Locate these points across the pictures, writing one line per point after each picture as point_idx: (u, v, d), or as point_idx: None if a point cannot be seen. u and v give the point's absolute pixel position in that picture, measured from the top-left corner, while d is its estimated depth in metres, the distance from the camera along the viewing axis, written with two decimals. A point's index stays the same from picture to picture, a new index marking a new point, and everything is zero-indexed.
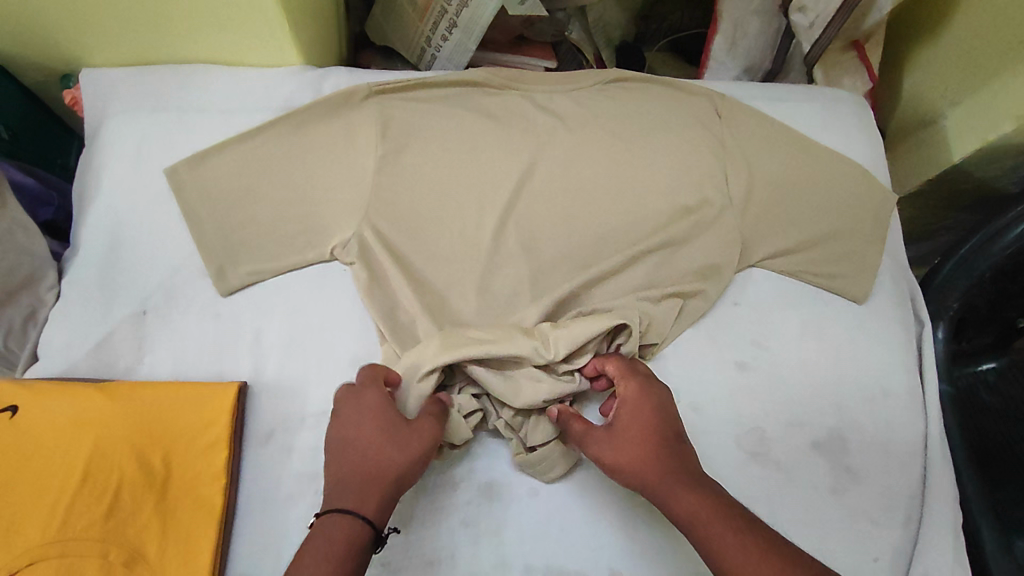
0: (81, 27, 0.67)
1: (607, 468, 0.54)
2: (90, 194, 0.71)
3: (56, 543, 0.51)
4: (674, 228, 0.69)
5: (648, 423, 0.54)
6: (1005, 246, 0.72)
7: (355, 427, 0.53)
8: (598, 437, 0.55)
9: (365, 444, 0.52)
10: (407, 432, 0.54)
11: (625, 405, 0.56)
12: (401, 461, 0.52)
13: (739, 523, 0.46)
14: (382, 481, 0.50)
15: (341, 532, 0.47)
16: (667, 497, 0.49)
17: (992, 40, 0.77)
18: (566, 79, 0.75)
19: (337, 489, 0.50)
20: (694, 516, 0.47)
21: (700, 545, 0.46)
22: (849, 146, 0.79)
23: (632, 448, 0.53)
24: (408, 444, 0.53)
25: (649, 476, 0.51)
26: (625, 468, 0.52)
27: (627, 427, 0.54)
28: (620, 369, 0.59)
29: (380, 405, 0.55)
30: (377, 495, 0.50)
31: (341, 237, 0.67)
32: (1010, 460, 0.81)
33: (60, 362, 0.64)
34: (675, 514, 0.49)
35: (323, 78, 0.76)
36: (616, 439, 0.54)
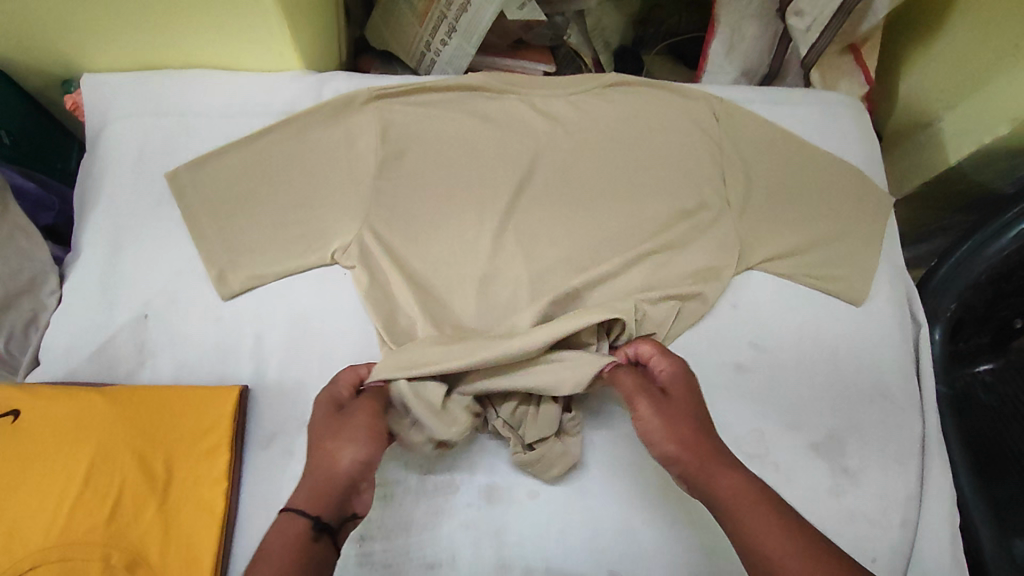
0: (83, 33, 0.68)
1: (651, 432, 0.54)
2: (91, 198, 0.71)
3: (58, 547, 0.51)
4: (673, 230, 0.70)
5: (695, 404, 0.56)
6: (1001, 248, 0.72)
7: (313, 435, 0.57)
8: (652, 401, 0.55)
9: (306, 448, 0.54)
10: (337, 424, 0.54)
11: (674, 382, 0.57)
12: (332, 450, 0.52)
13: (784, 512, 0.48)
14: (314, 475, 0.51)
15: (276, 529, 0.49)
16: (712, 473, 0.51)
17: (987, 44, 0.78)
18: (563, 83, 0.76)
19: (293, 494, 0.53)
20: (743, 497, 0.49)
21: (738, 521, 0.48)
22: (846, 149, 0.79)
23: (683, 421, 0.54)
24: (337, 435, 0.53)
25: (700, 450, 0.52)
26: (673, 437, 0.53)
27: (681, 401, 0.55)
28: (659, 349, 0.61)
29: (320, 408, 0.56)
30: (305, 492, 0.51)
31: (342, 240, 0.67)
32: (1007, 460, 0.82)
33: (61, 366, 0.64)
34: (716, 489, 0.50)
35: (323, 83, 0.76)
36: (669, 409, 0.55)
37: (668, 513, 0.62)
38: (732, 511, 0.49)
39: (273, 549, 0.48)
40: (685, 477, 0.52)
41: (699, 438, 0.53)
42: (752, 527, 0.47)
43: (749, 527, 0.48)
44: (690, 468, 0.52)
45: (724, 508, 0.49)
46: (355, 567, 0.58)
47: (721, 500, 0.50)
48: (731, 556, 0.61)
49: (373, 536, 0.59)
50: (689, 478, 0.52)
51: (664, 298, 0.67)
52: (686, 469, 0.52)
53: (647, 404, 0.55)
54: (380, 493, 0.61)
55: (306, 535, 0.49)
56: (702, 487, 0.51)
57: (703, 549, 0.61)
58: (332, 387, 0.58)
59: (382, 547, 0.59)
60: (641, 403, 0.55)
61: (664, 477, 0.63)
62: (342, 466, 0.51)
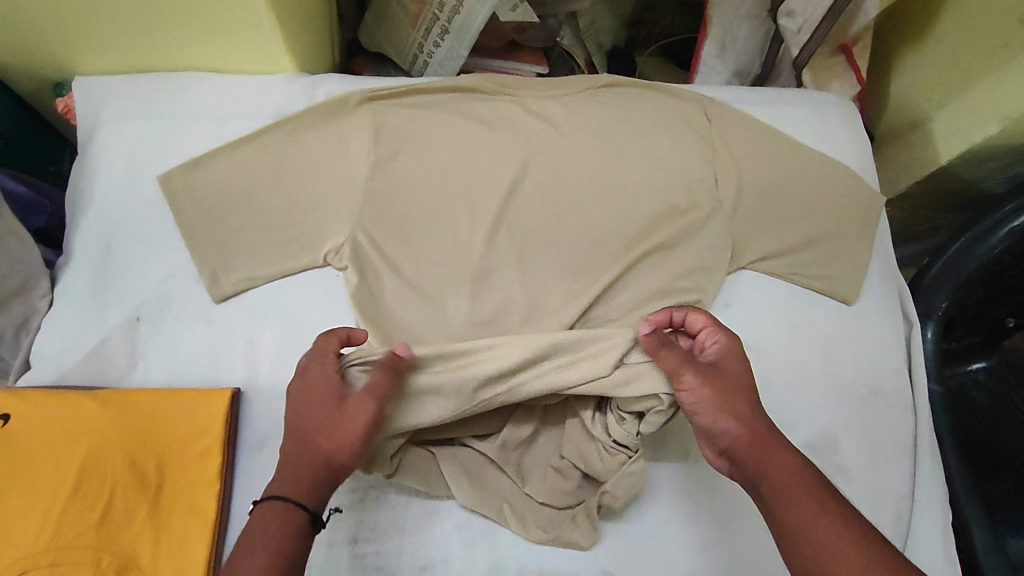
0: (73, 35, 0.67)
1: (707, 401, 0.51)
2: (83, 202, 0.71)
3: (47, 552, 0.51)
4: (665, 230, 0.70)
5: (747, 378, 0.53)
6: (992, 247, 0.73)
7: (296, 412, 0.52)
8: (705, 372, 0.52)
9: (294, 430, 0.51)
10: (335, 413, 0.52)
11: (727, 354, 0.54)
12: (332, 446, 0.50)
13: (837, 501, 0.47)
14: (311, 464, 0.50)
15: (266, 520, 0.47)
16: (763, 449, 0.49)
17: (978, 43, 0.78)
18: (556, 85, 0.76)
19: (276, 476, 0.50)
20: (795, 478, 0.48)
21: (789, 501, 0.47)
22: (839, 149, 0.80)
23: (735, 396, 0.51)
24: (336, 425, 0.51)
25: (751, 426, 0.50)
26: (729, 409, 0.50)
27: (730, 372, 0.53)
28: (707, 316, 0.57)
29: (309, 386, 0.53)
30: (308, 481, 0.49)
31: (334, 243, 0.67)
32: (999, 458, 0.82)
33: (52, 370, 0.64)
34: (767, 467, 0.49)
35: (315, 84, 0.76)
36: (717, 382, 0.52)
37: (662, 513, 0.62)
38: (783, 491, 0.47)
39: (267, 540, 0.46)
40: (730, 450, 0.50)
41: (751, 413, 0.51)
42: (804, 511, 0.46)
43: (802, 511, 0.46)
44: (738, 442, 0.50)
45: (773, 485, 0.48)
46: (347, 569, 0.58)
47: (772, 478, 0.48)
48: (723, 555, 0.61)
49: (367, 538, 0.59)
50: (740, 453, 0.50)
51: (655, 299, 0.68)
52: (736, 443, 0.50)
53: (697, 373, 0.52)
54: (374, 495, 0.61)
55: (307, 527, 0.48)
56: (751, 461, 0.49)
57: (695, 548, 0.61)
58: (319, 364, 0.54)
59: (375, 549, 0.59)
60: (687, 377, 0.52)
61: (658, 479, 0.63)
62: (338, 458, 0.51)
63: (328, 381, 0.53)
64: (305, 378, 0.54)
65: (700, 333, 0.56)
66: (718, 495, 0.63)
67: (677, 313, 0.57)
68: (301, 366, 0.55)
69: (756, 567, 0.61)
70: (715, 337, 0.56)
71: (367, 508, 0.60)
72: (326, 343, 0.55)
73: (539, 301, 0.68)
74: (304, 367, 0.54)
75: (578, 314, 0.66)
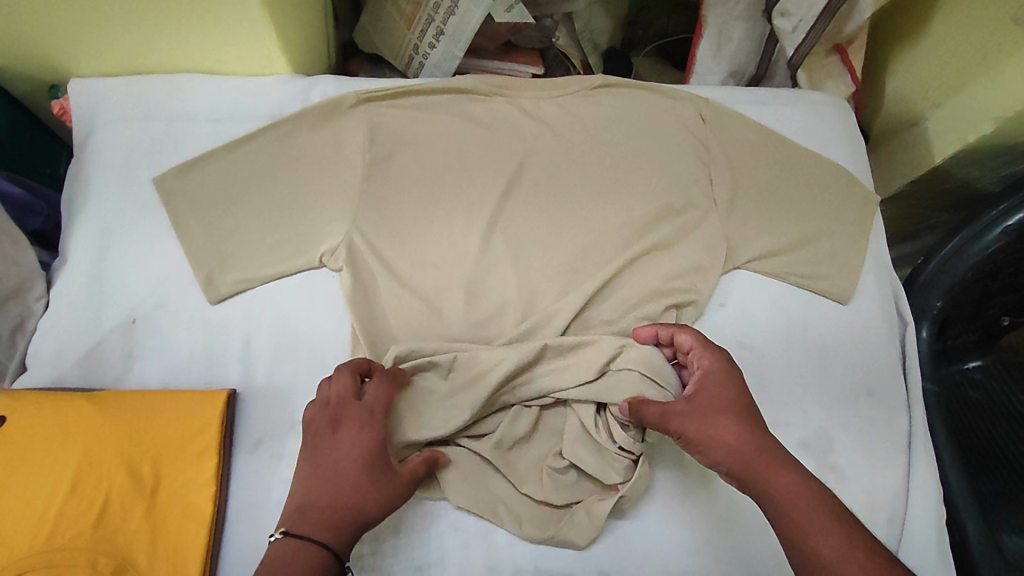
0: (69, 37, 0.68)
1: (698, 443, 0.53)
2: (79, 204, 0.71)
3: (44, 553, 0.51)
4: (660, 230, 0.70)
5: (730, 398, 0.54)
6: (986, 246, 0.73)
7: (348, 463, 0.53)
8: (685, 414, 0.54)
9: (344, 477, 0.52)
10: (387, 475, 0.54)
11: (708, 379, 0.56)
12: (378, 511, 0.52)
13: (841, 516, 0.47)
14: (358, 522, 0.51)
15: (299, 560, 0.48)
16: (760, 469, 0.50)
17: (971, 44, 0.78)
18: (551, 85, 0.76)
19: (313, 518, 0.50)
20: (795, 498, 0.48)
21: (796, 523, 0.47)
22: (833, 148, 0.80)
23: (716, 424, 0.52)
24: (387, 488, 0.53)
25: (739, 447, 0.51)
26: (720, 443, 0.52)
27: (713, 404, 0.54)
28: (696, 336, 0.59)
29: (366, 436, 0.54)
30: (346, 534, 0.50)
31: (330, 244, 0.67)
32: (996, 456, 0.82)
33: (48, 372, 0.64)
34: (765, 487, 0.49)
35: (310, 86, 0.76)
36: (694, 416, 0.54)
37: (658, 512, 0.62)
38: (784, 510, 0.48)
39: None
40: (730, 477, 0.51)
41: (739, 435, 0.52)
42: (805, 526, 0.46)
43: (804, 526, 0.46)
44: (733, 466, 0.51)
45: (776, 508, 0.48)
46: None
47: (772, 498, 0.49)
48: (719, 554, 0.61)
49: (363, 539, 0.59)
50: (742, 486, 0.51)
51: (650, 299, 0.68)
52: (732, 468, 0.51)
53: (675, 413, 0.54)
54: None
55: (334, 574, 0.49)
56: (750, 481, 0.50)
57: (691, 548, 0.61)
58: (380, 418, 0.55)
59: (372, 550, 0.59)
60: (674, 420, 0.54)
61: (653, 478, 0.63)
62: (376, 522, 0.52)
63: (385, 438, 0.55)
64: (362, 426, 0.55)
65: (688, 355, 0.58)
66: (714, 494, 0.63)
67: (664, 331, 0.61)
68: (362, 414, 0.55)
69: (752, 566, 0.61)
70: (704, 362, 0.57)
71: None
72: (382, 397, 0.57)
73: (535, 301, 0.68)
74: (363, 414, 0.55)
75: (573, 314, 0.66)
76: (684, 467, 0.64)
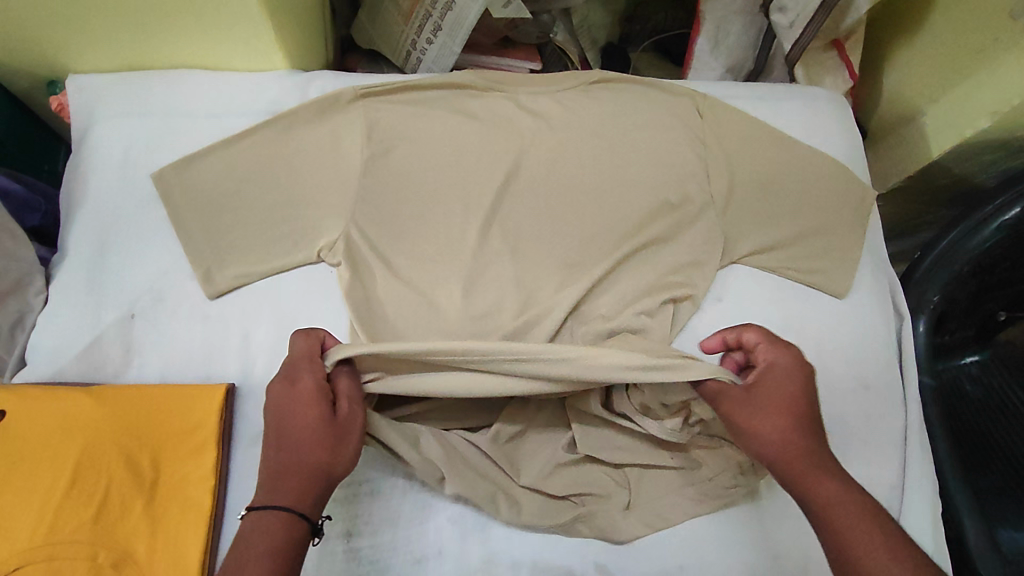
0: (67, 33, 0.68)
1: (742, 429, 0.54)
2: (77, 199, 0.71)
3: (44, 546, 0.52)
4: (657, 225, 0.70)
5: (789, 396, 0.54)
6: (983, 240, 0.74)
7: (285, 420, 0.51)
8: (736, 400, 0.54)
9: (291, 433, 0.50)
10: (338, 423, 0.52)
11: (772, 372, 0.56)
12: (329, 457, 0.50)
13: (887, 530, 0.47)
14: (316, 476, 0.49)
15: (269, 530, 0.46)
16: (805, 466, 0.51)
17: (968, 39, 0.78)
18: (548, 80, 0.76)
19: (268, 485, 0.49)
20: (836, 507, 0.48)
21: (839, 529, 0.48)
22: (831, 143, 0.80)
23: (770, 416, 0.53)
24: (338, 434, 0.51)
25: (789, 441, 0.52)
26: (764, 437, 0.53)
27: (769, 396, 0.54)
28: (764, 334, 0.59)
29: (297, 391, 0.53)
30: (308, 492, 0.49)
31: (328, 239, 0.68)
32: (993, 450, 0.82)
33: (47, 367, 0.65)
34: (805, 483, 0.50)
35: (308, 82, 0.76)
36: (747, 402, 0.54)
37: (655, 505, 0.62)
38: (825, 514, 0.49)
39: (288, 557, 0.46)
40: (769, 467, 0.53)
41: (791, 431, 0.52)
42: (844, 530, 0.47)
43: (845, 534, 0.47)
44: (776, 457, 0.52)
45: (816, 511, 0.49)
46: (343, 562, 0.58)
47: (811, 497, 0.50)
48: (713, 549, 0.61)
49: (361, 532, 0.59)
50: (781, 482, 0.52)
51: (646, 295, 0.68)
52: (774, 457, 0.52)
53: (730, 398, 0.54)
54: (369, 490, 0.61)
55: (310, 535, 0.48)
56: (791, 475, 0.51)
57: (689, 540, 0.62)
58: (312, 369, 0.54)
59: (369, 543, 0.59)
60: (724, 404, 0.55)
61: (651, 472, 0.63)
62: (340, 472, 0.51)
63: (321, 387, 0.53)
64: (290, 381, 0.53)
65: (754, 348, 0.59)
66: None
67: (731, 334, 0.61)
68: (290, 372, 0.54)
69: (749, 559, 0.62)
70: (770, 357, 0.57)
71: (340, 507, 0.60)
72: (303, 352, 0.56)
73: (534, 295, 0.68)
74: (290, 368, 0.54)
75: (571, 308, 0.67)
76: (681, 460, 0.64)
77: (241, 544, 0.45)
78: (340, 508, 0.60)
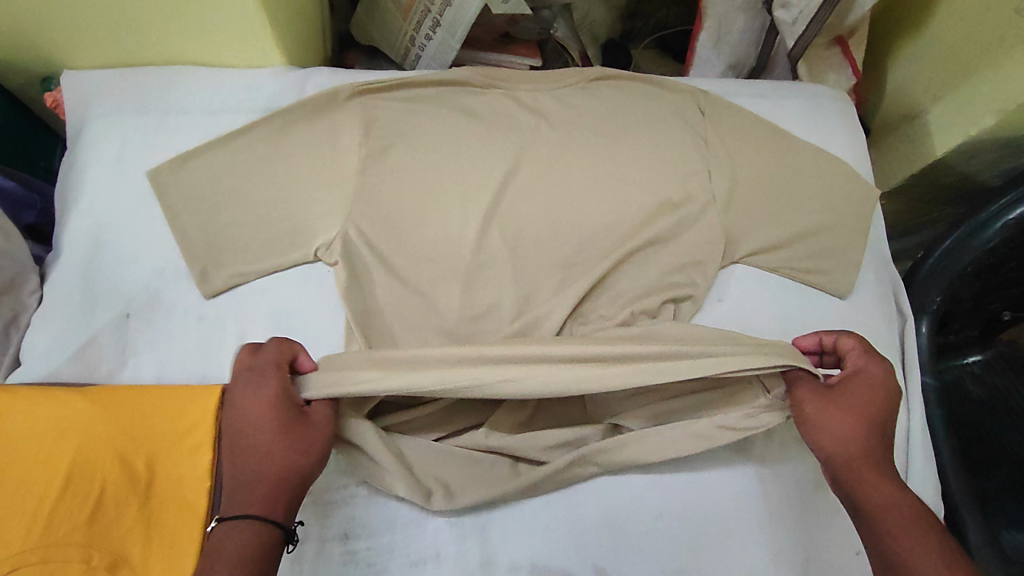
0: (60, 29, 0.67)
1: (809, 422, 0.55)
2: (72, 198, 0.70)
3: (38, 549, 0.51)
4: (658, 225, 0.70)
5: (869, 404, 0.54)
6: (988, 240, 0.73)
7: (252, 428, 0.52)
8: (813, 395, 0.55)
9: (256, 442, 0.51)
10: (305, 430, 0.53)
11: (858, 378, 0.56)
12: (298, 462, 0.51)
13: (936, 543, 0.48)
14: (287, 482, 0.50)
15: (241, 539, 0.47)
16: (862, 470, 0.52)
17: (975, 35, 0.77)
18: (548, 78, 0.75)
19: (239, 494, 0.50)
20: (889, 515, 0.50)
21: (889, 535, 0.49)
22: (834, 142, 0.79)
23: (840, 419, 0.54)
24: (304, 440, 0.52)
25: (853, 445, 0.53)
26: (830, 435, 0.54)
27: (848, 400, 0.55)
28: (862, 343, 0.58)
29: (262, 396, 0.53)
30: (280, 498, 0.50)
31: (325, 238, 0.67)
32: (995, 451, 0.82)
33: (41, 367, 0.64)
34: (857, 487, 0.52)
35: (306, 79, 0.76)
36: (819, 400, 0.55)
37: (654, 508, 0.61)
38: (877, 519, 0.50)
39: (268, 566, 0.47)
40: (827, 464, 0.54)
41: (859, 437, 0.53)
42: (894, 537, 0.49)
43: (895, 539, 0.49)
44: (835, 457, 0.54)
45: (868, 513, 0.51)
46: (340, 565, 0.58)
47: (864, 502, 0.51)
48: (713, 551, 0.60)
49: (358, 534, 0.59)
50: (835, 479, 0.54)
51: (646, 294, 0.68)
52: (831, 458, 0.54)
53: (801, 395, 0.55)
54: (367, 492, 0.60)
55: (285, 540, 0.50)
56: (848, 476, 0.53)
57: (689, 542, 0.61)
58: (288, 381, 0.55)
59: (366, 545, 0.59)
60: (802, 394, 0.55)
61: (652, 474, 0.63)
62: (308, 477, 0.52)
63: (285, 393, 0.54)
64: (256, 386, 0.54)
65: (846, 354, 0.58)
66: (712, 490, 0.63)
67: (828, 336, 0.60)
68: (255, 378, 0.55)
69: (751, 563, 0.60)
70: (858, 363, 0.57)
71: (316, 510, 0.59)
72: (270, 356, 0.56)
73: (532, 296, 0.67)
74: (257, 374, 0.55)
75: (570, 310, 0.66)
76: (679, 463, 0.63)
77: (215, 554, 0.46)
78: (337, 511, 0.60)
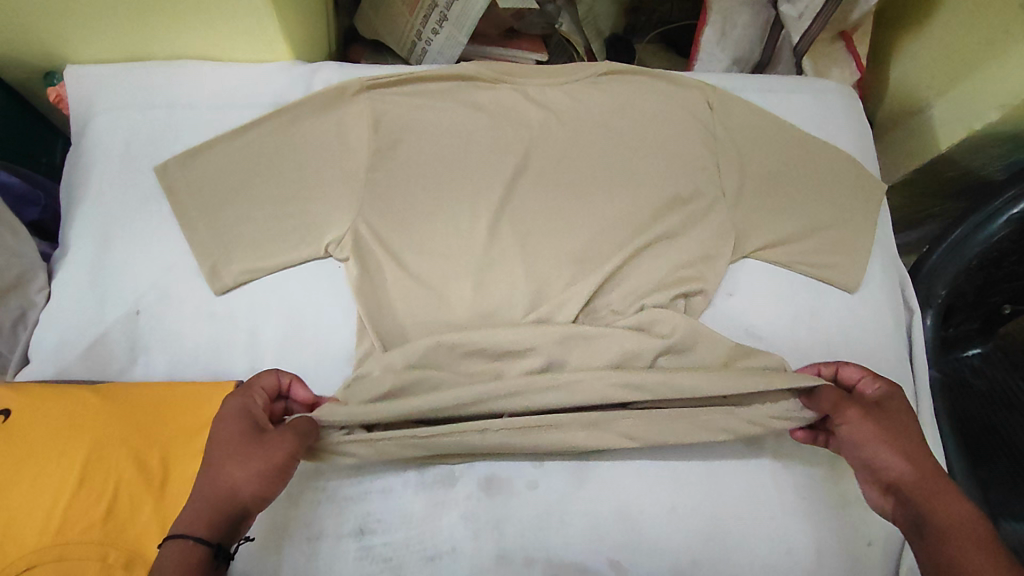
0: (65, 23, 0.66)
1: (862, 441, 0.55)
2: (78, 195, 0.70)
3: (55, 546, 0.50)
4: (669, 219, 0.70)
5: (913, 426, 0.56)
6: (991, 233, 0.74)
7: (217, 436, 0.52)
8: (861, 411, 0.56)
9: (215, 452, 0.51)
10: (257, 444, 0.52)
11: (881, 402, 0.58)
12: (239, 476, 0.50)
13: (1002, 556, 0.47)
14: (227, 501, 0.50)
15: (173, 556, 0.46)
16: (932, 489, 0.51)
17: (979, 31, 0.78)
18: (556, 72, 0.75)
19: (190, 507, 0.49)
20: (955, 527, 0.49)
21: (958, 547, 0.48)
22: (841, 136, 0.79)
23: (904, 441, 0.54)
24: (253, 458, 0.51)
25: (921, 466, 0.53)
26: (894, 449, 0.53)
27: (895, 418, 0.56)
28: (863, 372, 0.61)
29: (232, 410, 0.54)
30: (216, 517, 0.49)
31: (336, 234, 0.67)
32: (995, 442, 0.83)
33: (51, 364, 0.63)
34: (930, 505, 0.50)
35: (313, 73, 0.75)
36: (879, 420, 0.56)
37: (668, 501, 0.62)
38: (947, 532, 0.49)
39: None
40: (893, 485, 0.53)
41: (918, 451, 0.53)
42: (961, 548, 0.48)
43: (962, 551, 0.47)
44: (903, 478, 0.52)
45: (938, 527, 0.49)
46: (357, 561, 0.58)
47: (933, 514, 0.50)
48: (725, 544, 0.61)
49: (372, 530, 0.59)
50: (901, 497, 0.52)
51: (657, 289, 0.68)
52: (900, 479, 0.53)
53: (856, 413, 0.56)
54: (380, 487, 0.61)
55: (207, 561, 0.47)
56: (918, 497, 0.51)
57: (703, 534, 0.61)
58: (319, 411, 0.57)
59: (382, 541, 0.59)
60: (848, 408, 0.56)
61: (664, 469, 0.63)
62: (248, 497, 0.50)
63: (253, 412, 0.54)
64: (236, 399, 0.55)
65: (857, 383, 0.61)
66: (724, 483, 0.63)
67: (828, 367, 0.63)
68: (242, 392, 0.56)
69: (764, 555, 0.61)
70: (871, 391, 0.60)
71: (329, 506, 0.59)
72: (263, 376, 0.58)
73: (544, 291, 0.67)
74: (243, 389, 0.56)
75: (583, 304, 0.66)
76: (691, 455, 0.64)
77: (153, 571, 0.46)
78: (350, 507, 0.60)
